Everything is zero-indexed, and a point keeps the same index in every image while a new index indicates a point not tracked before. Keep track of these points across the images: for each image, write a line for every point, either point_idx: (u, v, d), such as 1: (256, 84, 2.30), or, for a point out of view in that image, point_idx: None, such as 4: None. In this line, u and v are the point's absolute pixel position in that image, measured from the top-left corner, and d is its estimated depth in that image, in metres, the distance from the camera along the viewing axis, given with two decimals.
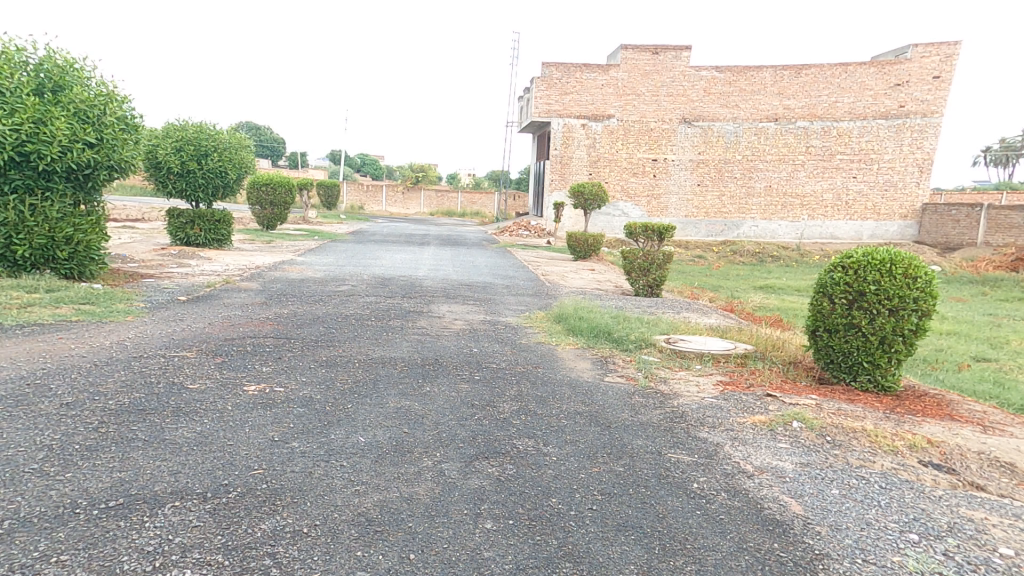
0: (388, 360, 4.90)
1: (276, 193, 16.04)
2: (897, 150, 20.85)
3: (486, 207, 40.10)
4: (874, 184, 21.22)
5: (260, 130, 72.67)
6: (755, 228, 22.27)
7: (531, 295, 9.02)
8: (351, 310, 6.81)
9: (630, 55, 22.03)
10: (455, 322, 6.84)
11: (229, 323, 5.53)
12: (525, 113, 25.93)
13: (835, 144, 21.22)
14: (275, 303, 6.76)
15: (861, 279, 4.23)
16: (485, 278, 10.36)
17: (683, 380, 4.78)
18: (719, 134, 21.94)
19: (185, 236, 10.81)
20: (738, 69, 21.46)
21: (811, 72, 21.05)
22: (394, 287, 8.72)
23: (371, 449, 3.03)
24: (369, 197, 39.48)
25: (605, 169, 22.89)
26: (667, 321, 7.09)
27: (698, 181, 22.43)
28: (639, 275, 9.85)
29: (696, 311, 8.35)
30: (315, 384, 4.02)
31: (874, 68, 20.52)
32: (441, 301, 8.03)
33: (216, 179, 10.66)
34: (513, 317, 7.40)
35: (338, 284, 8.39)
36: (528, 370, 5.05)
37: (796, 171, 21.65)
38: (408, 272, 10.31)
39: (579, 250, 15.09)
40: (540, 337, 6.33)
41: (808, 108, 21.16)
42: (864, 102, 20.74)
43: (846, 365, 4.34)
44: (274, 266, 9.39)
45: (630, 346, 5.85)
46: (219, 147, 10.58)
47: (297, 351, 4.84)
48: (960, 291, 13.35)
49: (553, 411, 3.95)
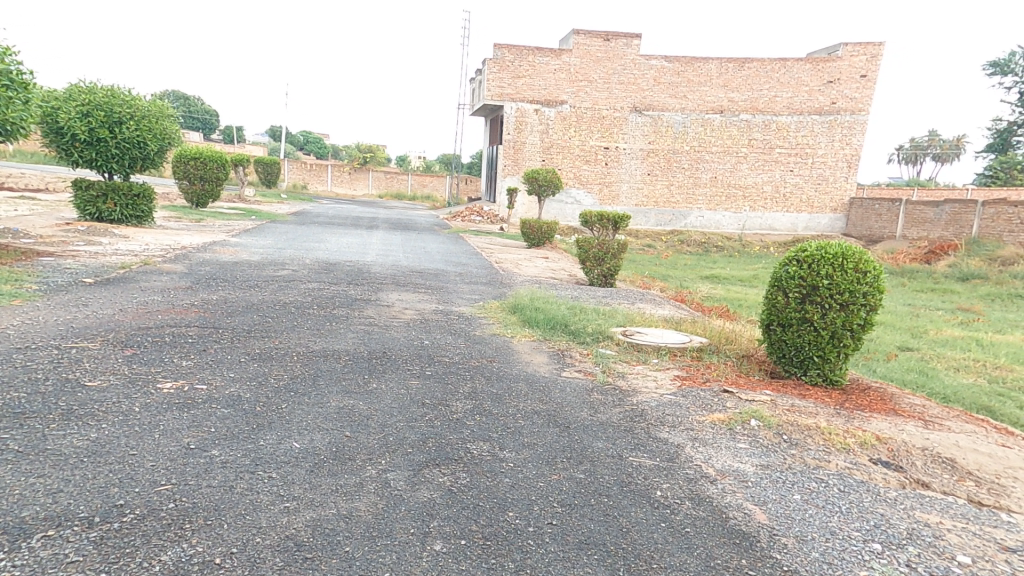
0: (331, 352, 4.48)
1: (207, 167, 14.75)
2: (829, 145, 22.02)
3: (437, 189, 39.17)
4: (809, 178, 22.39)
5: (191, 100, 67.31)
6: (701, 219, 22.99)
7: (485, 284, 8.74)
8: (290, 296, 6.27)
9: (582, 40, 21.90)
10: (405, 312, 6.45)
11: (145, 310, 4.87)
12: (477, 95, 25.33)
13: (774, 137, 22.14)
14: (202, 287, 6.09)
15: (814, 273, 4.25)
16: (436, 265, 9.96)
17: (640, 376, 4.70)
18: (668, 124, 22.33)
19: (97, 211, 9.67)
20: (686, 60, 21.86)
21: (753, 66, 21.77)
22: (339, 272, 8.17)
23: (307, 456, 2.67)
24: (313, 175, 37.53)
25: (558, 155, 22.78)
26: (623, 312, 7.03)
27: (647, 170, 22.80)
28: (593, 264, 9.80)
29: (650, 302, 8.39)
30: (245, 380, 3.54)
31: (809, 65, 21.51)
32: (390, 289, 7.58)
33: (132, 150, 9.59)
34: (466, 307, 7.09)
35: (276, 269, 7.74)
36: (482, 364, 4.79)
37: (739, 163, 22.44)
38: (354, 257, 9.73)
39: (533, 237, 14.93)
40: (495, 329, 6.09)
41: (750, 102, 21.91)
42: (801, 97, 21.71)
43: (798, 359, 4.38)
44: (203, 247, 8.56)
45: (588, 339, 5.75)
46: (136, 115, 9.52)
47: (225, 342, 4.29)
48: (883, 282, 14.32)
49: (509, 410, 3.72)
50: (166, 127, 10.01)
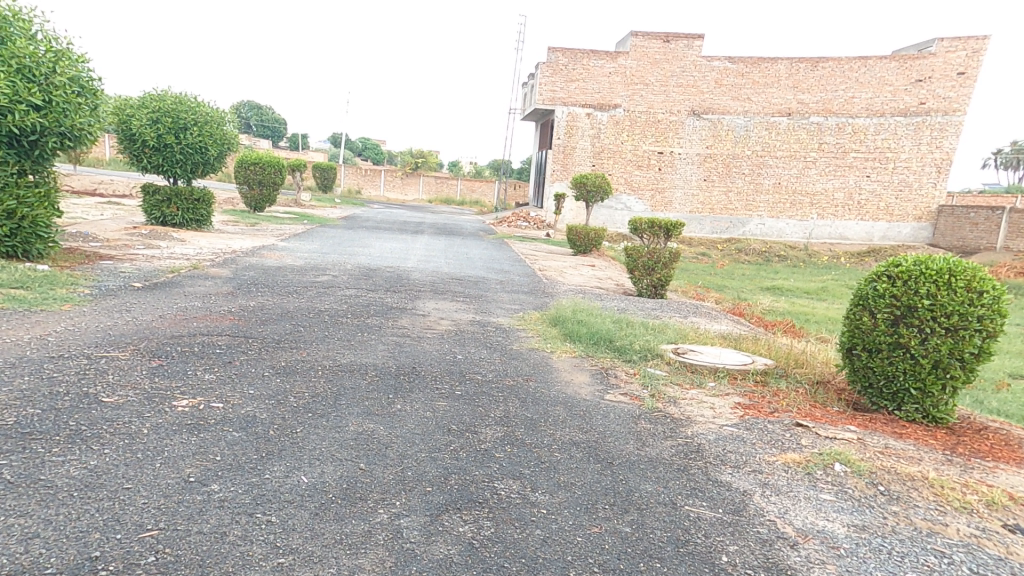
0: (357, 368, 4.26)
1: (265, 174, 15.29)
2: (914, 149, 20.12)
3: (485, 196, 39.34)
4: (888, 185, 20.54)
5: (261, 112, 71.49)
6: (762, 227, 21.64)
7: (527, 293, 8.38)
8: (327, 304, 6.17)
9: (639, 41, 21.18)
10: (440, 323, 6.19)
11: (182, 317, 4.85)
12: (529, 100, 25.12)
13: (849, 140, 20.50)
14: (243, 293, 6.10)
15: (912, 292, 3.60)
16: (478, 272, 9.71)
17: (694, 401, 4.18)
18: (729, 127, 21.19)
19: (161, 216, 10.05)
20: (752, 60, 20.68)
21: (828, 65, 20.26)
22: (378, 279, 8.07)
23: (313, 495, 2.39)
24: (367, 181, 38.67)
25: (609, 160, 22.15)
26: (674, 328, 6.46)
27: (704, 176, 21.72)
28: (643, 273, 9.23)
29: (704, 316, 7.73)
30: (264, 399, 3.35)
31: (895, 63, 19.75)
32: (428, 297, 7.37)
33: (195, 155, 9.95)
34: (505, 318, 6.76)
35: (317, 275, 7.71)
36: (517, 383, 4.43)
37: (808, 168, 20.95)
38: (396, 263, 9.65)
39: (580, 244, 14.45)
40: (534, 342, 5.72)
41: (822, 103, 20.41)
42: (883, 97, 19.99)
43: (891, 391, 3.72)
44: (252, 252, 8.73)
45: (634, 357, 5.24)
46: (200, 121, 9.86)
47: (252, 354, 4.16)
48: None
49: (544, 440, 3.32)
50: (226, 133, 10.36)
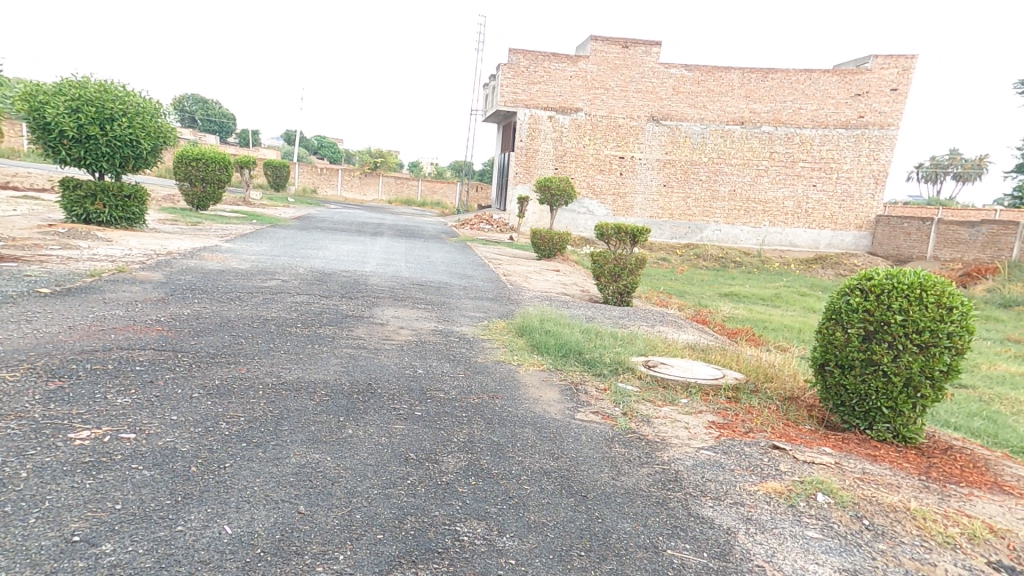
0: (305, 385, 3.81)
1: (209, 169, 14.30)
2: (855, 160, 21.15)
3: (447, 197, 38.76)
4: (833, 194, 21.53)
5: (209, 104, 68.04)
6: (718, 233, 22.21)
7: (491, 299, 8.07)
8: (273, 312, 5.63)
9: (600, 46, 21.30)
10: (400, 333, 5.77)
11: (97, 329, 4.25)
12: (491, 101, 24.83)
13: (797, 151, 21.34)
14: (176, 300, 5.49)
15: (884, 307, 3.53)
16: (439, 277, 9.32)
17: (668, 420, 3.99)
18: (686, 134, 21.64)
19: (84, 212, 9.13)
20: (707, 69, 21.19)
21: (777, 77, 21.03)
22: (332, 284, 7.56)
23: (237, 552, 1.99)
24: (323, 179, 37.34)
25: (571, 163, 22.15)
26: (643, 338, 6.31)
27: (663, 181, 22.09)
28: (608, 280, 9.11)
29: (670, 324, 7.66)
30: (188, 426, 2.88)
31: (837, 77, 20.73)
32: (386, 304, 6.93)
33: (124, 148, 9.10)
34: (469, 327, 6.43)
35: (265, 279, 7.13)
36: (482, 401, 4.10)
37: (760, 176, 21.67)
38: (353, 267, 9.13)
39: (544, 248, 14.28)
40: (500, 355, 5.42)
41: (772, 114, 21.16)
42: (826, 110, 20.93)
43: (862, 409, 3.64)
44: (190, 253, 8.00)
45: (604, 371, 5.04)
46: (128, 112, 9.02)
47: (180, 371, 3.64)
48: None
49: (512, 470, 3.01)
50: (160, 125, 9.53)
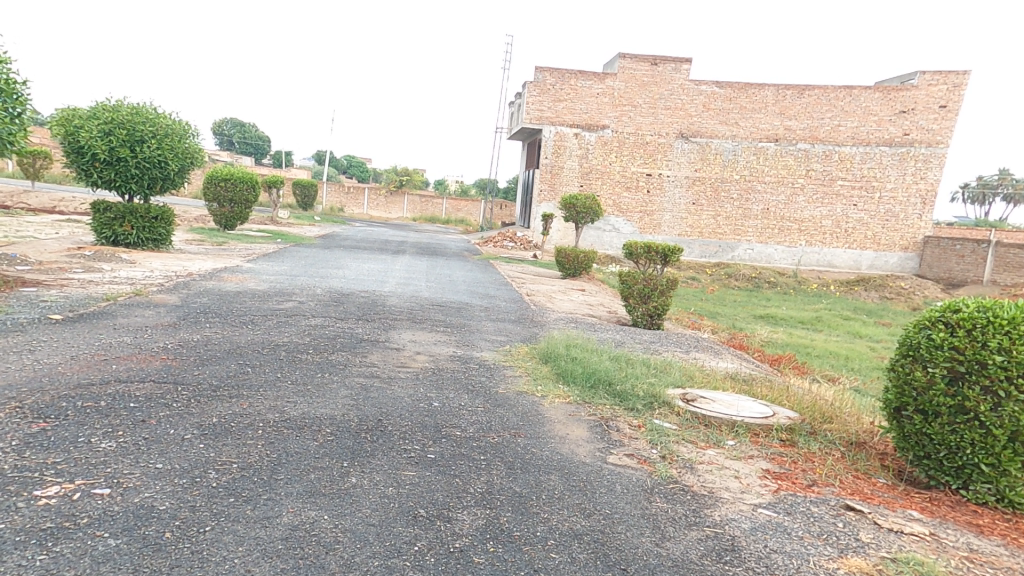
0: (309, 422, 3.47)
1: (237, 190, 14.47)
2: (900, 179, 20.18)
3: (471, 215, 38.83)
4: (875, 214, 20.53)
5: (245, 127, 70.75)
6: (750, 252, 21.41)
7: (513, 322, 7.70)
8: (285, 337, 5.36)
9: (628, 64, 21.05)
10: (416, 360, 5.44)
11: (100, 358, 3.99)
12: (516, 120, 24.79)
13: (836, 168, 20.51)
14: (188, 324, 5.25)
15: (979, 345, 3.02)
16: (461, 298, 9.01)
17: (715, 467, 3.50)
18: (717, 151, 21.08)
19: (113, 234, 9.18)
20: (739, 87, 20.69)
21: (814, 93, 20.35)
22: (350, 305, 7.30)
23: None
24: (350, 198, 38.03)
25: (597, 181, 21.80)
26: (678, 367, 5.80)
27: (692, 200, 21.51)
28: (637, 301, 8.65)
29: (706, 350, 7.13)
30: (173, 476, 2.55)
31: (879, 93, 19.91)
32: (404, 327, 6.62)
33: (153, 169, 9.13)
34: (490, 353, 6.05)
35: (281, 301, 6.91)
36: (504, 441, 3.68)
37: (796, 195, 20.89)
38: (373, 287, 8.90)
39: (568, 267, 13.88)
40: (522, 385, 5.01)
41: (809, 131, 20.43)
42: (868, 126, 20.10)
43: (953, 464, 3.10)
44: (210, 273, 7.89)
45: (638, 406, 4.56)
46: (158, 133, 9.09)
47: (176, 408, 3.33)
48: None
49: (537, 532, 2.58)
50: (188, 146, 9.57)
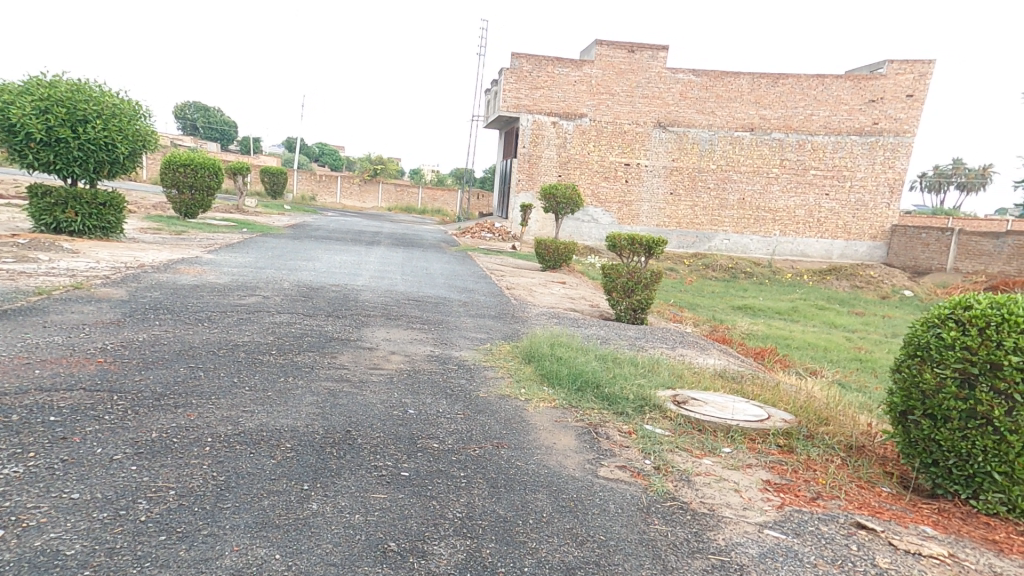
0: (266, 435, 3.05)
1: (198, 175, 13.66)
2: (869, 168, 20.51)
3: (448, 204, 38.15)
4: (846, 203, 20.87)
5: (211, 110, 67.97)
6: (727, 242, 21.53)
7: (493, 317, 7.37)
8: (246, 335, 4.90)
9: (605, 51, 20.74)
10: (391, 361, 5.05)
11: (22, 361, 3.46)
12: (492, 107, 24.27)
13: (809, 158, 20.72)
14: (135, 321, 4.72)
15: (993, 345, 2.83)
16: (438, 291, 8.63)
17: (714, 478, 3.26)
18: (694, 141, 21.03)
19: (54, 221, 8.45)
20: (715, 75, 20.65)
21: (787, 82, 20.44)
22: (318, 300, 6.85)
23: None
24: (323, 186, 36.94)
25: (575, 171, 21.53)
26: (667, 365, 5.57)
27: (670, 190, 21.45)
28: (621, 296, 8.43)
29: (692, 346, 6.95)
30: (90, 510, 2.14)
31: (850, 82, 20.12)
32: (378, 324, 6.21)
33: (98, 152, 8.40)
34: (469, 352, 5.71)
35: (242, 296, 6.39)
36: (486, 454, 3.36)
37: (770, 184, 21.03)
38: (344, 280, 8.43)
39: (548, 259, 13.59)
40: (505, 388, 4.70)
41: (783, 120, 20.55)
42: (839, 116, 20.33)
43: (963, 472, 2.93)
44: (165, 265, 7.29)
45: (627, 410, 4.30)
46: (103, 113, 8.35)
47: (107, 421, 2.84)
48: None
49: (525, 567, 2.27)
50: (139, 128, 8.85)
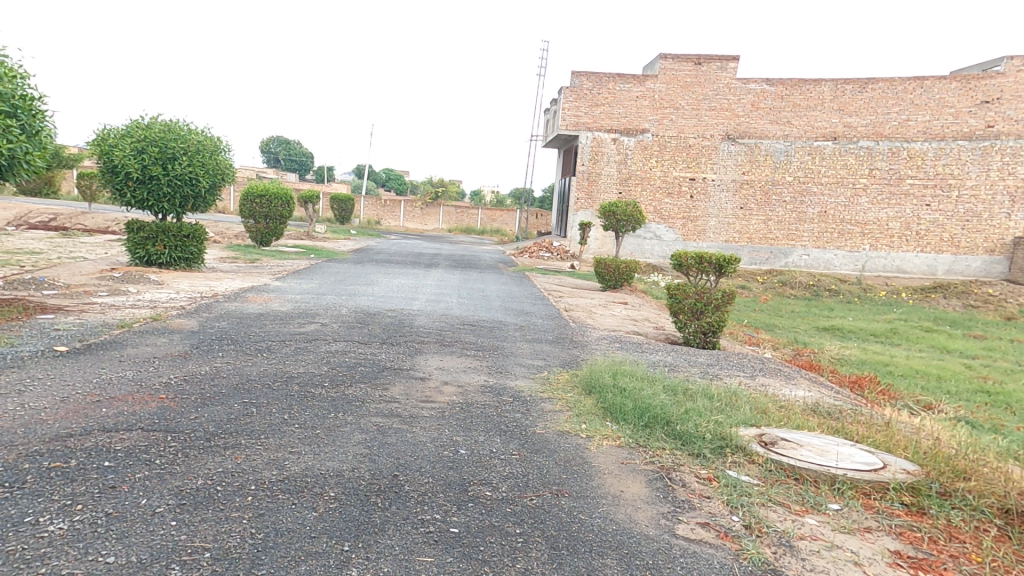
0: (311, 481, 2.86)
1: (271, 206, 14.54)
2: (982, 175, 18.28)
3: (507, 225, 38.45)
4: (953, 214, 18.67)
5: (290, 146, 73.61)
6: (806, 257, 19.95)
7: (551, 342, 7.03)
8: (302, 366, 4.88)
9: (670, 65, 20.14)
10: (444, 392, 4.83)
11: (92, 399, 3.54)
12: (551, 126, 24.24)
13: (904, 166, 18.84)
14: (200, 353, 4.82)
15: None
16: (493, 315, 8.43)
17: (825, 546, 2.71)
18: (768, 152, 19.79)
19: (146, 255, 9.14)
20: (792, 83, 19.42)
21: (878, 87, 18.81)
22: (375, 327, 6.83)
23: None
24: (387, 212, 38.57)
25: (637, 187, 20.90)
26: (746, 398, 4.96)
27: (741, 204, 20.24)
28: (689, 317, 7.81)
29: (775, 375, 6.22)
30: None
31: (956, 83, 18.20)
32: (431, 351, 6.07)
33: (184, 187, 9.03)
34: (526, 381, 5.38)
35: (302, 324, 6.49)
36: (544, 505, 2.99)
37: (858, 196, 19.32)
38: (402, 305, 8.43)
39: (609, 278, 13.08)
40: (564, 422, 4.32)
41: (873, 127, 18.86)
42: (942, 120, 18.36)
43: None
44: (235, 295, 7.60)
45: (705, 451, 3.78)
46: (189, 151, 8.99)
47: (156, 467, 2.76)
48: None
49: None
50: (220, 162, 9.44)
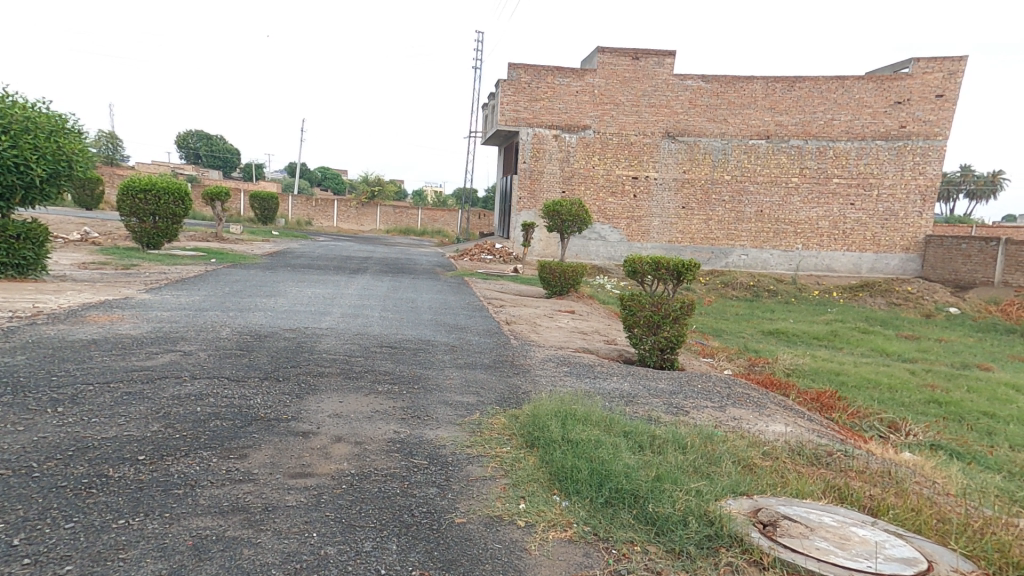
0: None
1: (161, 202, 12.34)
2: (897, 175, 18.99)
3: (448, 225, 36.91)
4: (874, 213, 19.32)
5: (214, 140, 67.88)
6: (745, 258, 20.00)
7: (485, 368, 5.76)
8: (112, 427, 3.30)
9: (607, 58, 19.53)
10: (331, 456, 3.42)
11: None
12: (490, 121, 23.04)
13: (831, 166, 19.26)
14: None
15: None
16: (419, 333, 7.03)
17: None
18: (705, 151, 19.66)
19: None
20: (726, 80, 19.33)
21: (804, 85, 19.06)
22: (259, 355, 5.27)
23: None
24: (319, 211, 35.94)
25: (580, 185, 20.16)
26: (729, 446, 3.90)
27: (681, 203, 20.00)
28: (644, 331, 6.86)
29: (746, 405, 5.30)
30: None
31: (873, 84, 18.74)
32: (328, 390, 4.62)
33: (7, 175, 7.25)
34: (449, 431, 4.08)
35: (152, 354, 4.83)
36: None
37: (790, 195, 19.57)
38: (305, 322, 6.87)
39: (554, 285, 12.06)
40: (494, 501, 3.08)
41: (801, 125, 19.13)
42: (863, 120, 18.89)
43: None
44: (69, 315, 5.76)
45: (689, 547, 2.67)
46: (12, 130, 7.22)
47: None
48: (1003, 355, 11.33)
49: None
50: (62, 146, 7.72)
